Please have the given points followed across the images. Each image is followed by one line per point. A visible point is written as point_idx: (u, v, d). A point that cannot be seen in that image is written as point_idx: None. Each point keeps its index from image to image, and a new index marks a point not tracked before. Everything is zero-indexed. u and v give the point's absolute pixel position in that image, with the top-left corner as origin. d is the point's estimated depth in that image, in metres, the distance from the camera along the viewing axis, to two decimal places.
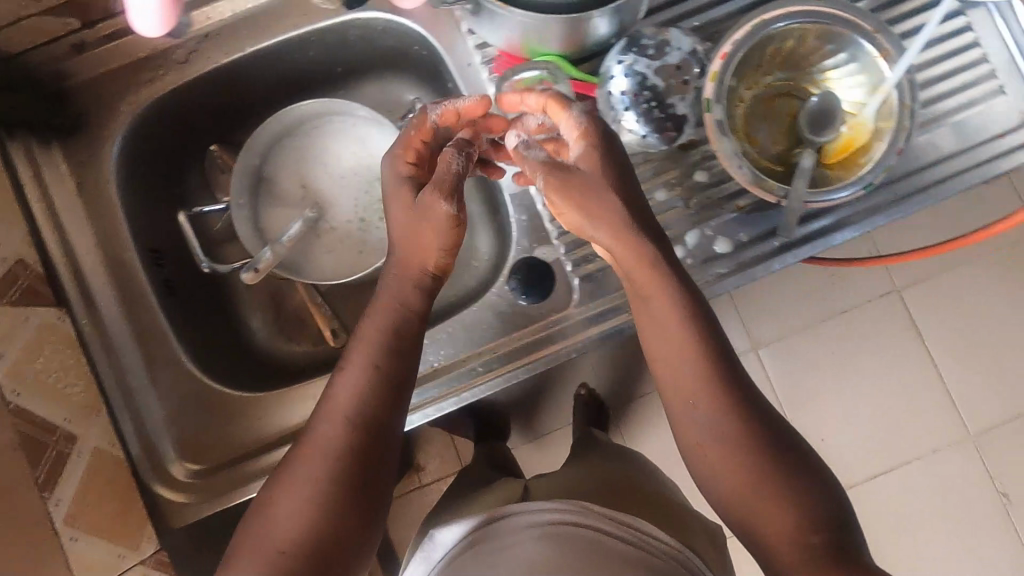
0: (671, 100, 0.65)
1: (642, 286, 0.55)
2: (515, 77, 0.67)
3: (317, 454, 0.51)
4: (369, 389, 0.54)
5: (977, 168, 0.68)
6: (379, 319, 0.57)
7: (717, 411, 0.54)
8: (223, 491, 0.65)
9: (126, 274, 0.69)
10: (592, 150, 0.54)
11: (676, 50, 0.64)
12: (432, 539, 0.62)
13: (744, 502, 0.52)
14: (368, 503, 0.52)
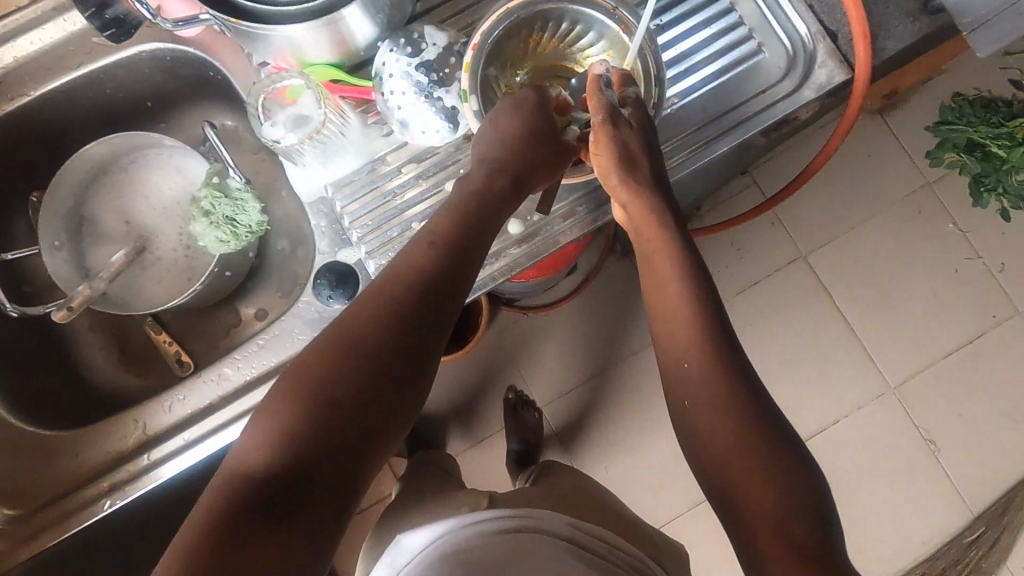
0: (438, 94, 0.66)
1: (647, 231, 0.62)
2: (269, 90, 0.69)
3: (384, 319, 0.52)
4: (391, 284, 0.54)
5: (758, 114, 0.71)
6: (455, 212, 0.58)
7: (694, 351, 0.56)
8: (39, 534, 0.65)
9: None
10: (642, 123, 0.61)
11: (432, 46, 0.67)
12: (401, 542, 0.67)
13: (718, 446, 0.53)
14: (404, 393, 0.51)
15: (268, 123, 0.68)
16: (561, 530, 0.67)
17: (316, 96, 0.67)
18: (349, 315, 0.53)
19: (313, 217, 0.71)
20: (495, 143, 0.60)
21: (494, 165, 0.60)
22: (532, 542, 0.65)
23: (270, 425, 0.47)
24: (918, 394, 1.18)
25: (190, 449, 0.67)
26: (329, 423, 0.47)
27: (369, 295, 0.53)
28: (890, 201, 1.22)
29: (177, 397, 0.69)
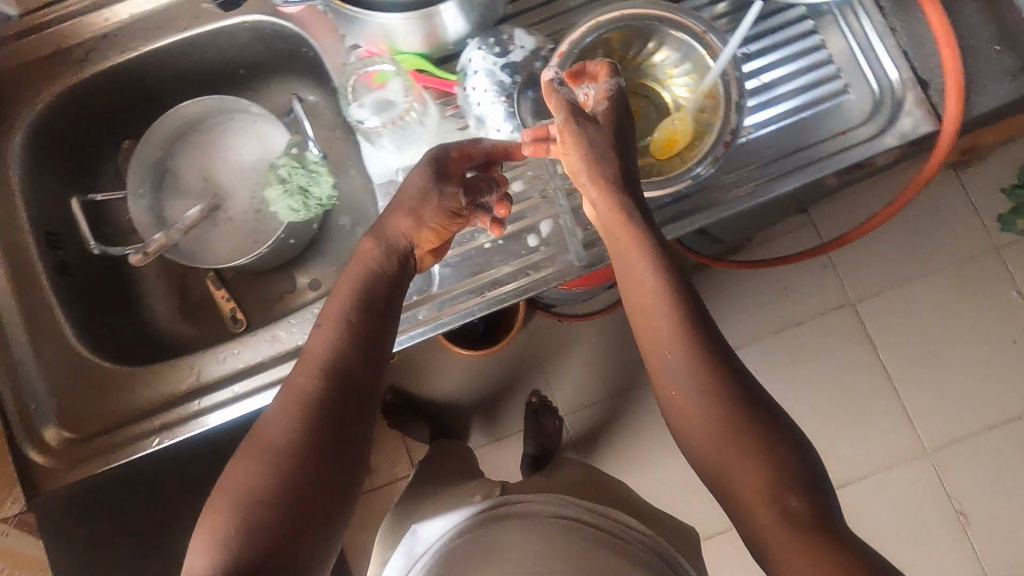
0: (519, 95, 0.69)
1: (620, 241, 0.58)
2: (358, 71, 0.70)
3: (299, 405, 0.51)
4: (303, 373, 0.53)
5: (840, 151, 0.70)
6: (349, 292, 0.57)
7: (672, 349, 0.55)
8: (87, 460, 0.69)
9: (22, 258, 0.74)
10: (608, 116, 0.59)
11: (519, 48, 0.69)
12: (416, 534, 0.77)
13: (709, 438, 0.51)
14: (344, 462, 0.50)
15: (354, 104, 0.70)
16: (572, 515, 0.74)
17: (404, 84, 0.69)
18: (275, 406, 0.52)
19: (382, 198, 0.74)
20: (433, 210, 0.61)
21: (388, 242, 0.60)
22: (539, 527, 0.73)
23: (208, 542, 0.45)
24: (959, 460, 1.13)
25: (237, 401, 0.70)
26: (268, 522, 0.46)
27: (289, 387, 0.52)
28: (959, 256, 1.17)
29: (231, 350, 0.72)
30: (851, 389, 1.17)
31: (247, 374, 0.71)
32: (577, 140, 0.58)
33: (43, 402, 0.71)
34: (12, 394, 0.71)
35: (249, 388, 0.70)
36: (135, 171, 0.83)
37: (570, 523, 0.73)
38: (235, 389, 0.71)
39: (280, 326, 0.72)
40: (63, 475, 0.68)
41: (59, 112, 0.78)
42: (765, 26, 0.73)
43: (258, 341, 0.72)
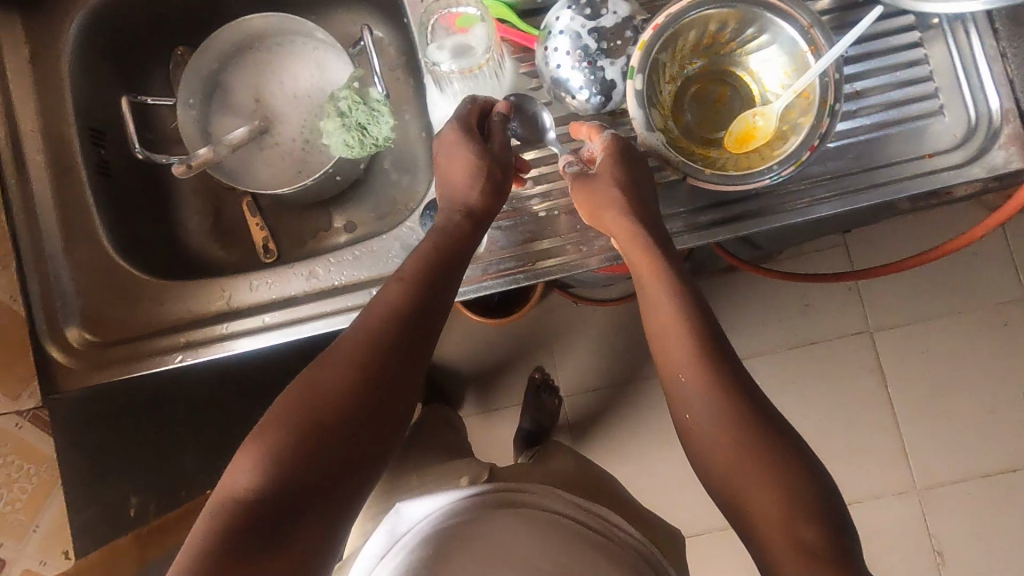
0: (601, 64, 0.65)
1: (638, 266, 0.61)
2: (442, 9, 0.67)
3: (359, 345, 0.51)
4: (376, 318, 0.53)
5: (925, 174, 0.67)
6: (427, 252, 0.58)
7: (693, 366, 0.55)
8: (111, 364, 0.68)
9: (64, 151, 0.72)
10: (608, 162, 0.63)
11: (612, 14, 0.64)
12: (401, 513, 0.68)
13: (726, 461, 0.51)
14: (394, 407, 0.51)
15: (429, 45, 0.67)
16: (566, 514, 0.68)
17: (486, 30, 0.65)
18: (332, 346, 0.52)
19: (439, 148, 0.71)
20: (489, 173, 0.63)
21: (476, 216, 0.62)
22: (537, 519, 0.66)
23: (257, 458, 0.46)
24: (968, 511, 1.10)
25: (265, 332, 0.69)
26: (318, 447, 0.47)
27: (352, 330, 0.53)
28: (1006, 305, 1.13)
29: (264, 280, 0.70)
30: (867, 421, 1.14)
31: (279, 306, 0.70)
32: (582, 195, 0.64)
33: (71, 300, 0.70)
34: (39, 287, 0.69)
35: (283, 318, 0.69)
36: (186, 82, 0.80)
37: (564, 527, 0.66)
38: (267, 319, 0.69)
39: (317, 265, 0.70)
40: (86, 375, 0.68)
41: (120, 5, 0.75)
42: (872, 30, 0.69)
43: (295, 276, 0.70)
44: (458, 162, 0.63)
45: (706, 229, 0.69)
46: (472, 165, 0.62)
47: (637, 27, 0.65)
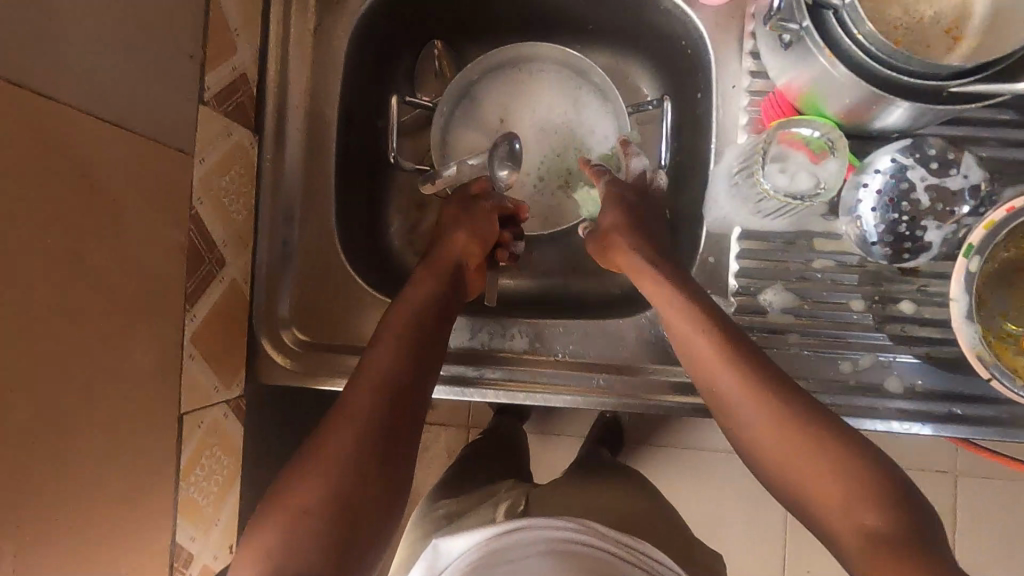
0: (925, 223, 0.60)
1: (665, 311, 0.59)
2: (789, 132, 0.61)
3: (353, 422, 0.52)
4: (372, 391, 0.54)
5: None
6: (406, 320, 0.60)
7: (754, 396, 0.53)
8: (317, 374, 0.65)
9: (319, 135, 0.67)
10: (624, 195, 0.68)
11: (961, 177, 0.59)
12: (439, 548, 0.52)
13: (782, 450, 0.51)
14: (393, 474, 0.52)
15: (766, 169, 0.61)
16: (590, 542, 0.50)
17: (838, 166, 0.61)
18: (335, 424, 0.52)
19: (704, 244, 0.66)
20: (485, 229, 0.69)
21: (437, 269, 0.66)
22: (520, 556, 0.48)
23: (256, 556, 0.44)
24: None
25: (481, 386, 0.65)
26: (315, 535, 0.45)
27: (346, 398, 0.54)
28: None
29: (485, 329, 0.67)
30: None
31: (496, 363, 0.66)
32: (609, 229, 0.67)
33: (290, 294, 0.66)
34: (264, 273, 0.66)
35: (496, 378, 0.66)
36: (451, 91, 0.75)
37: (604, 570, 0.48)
38: (481, 373, 0.66)
39: (543, 331, 0.67)
40: (292, 378, 0.65)
41: None
42: None
43: (517, 335, 0.67)
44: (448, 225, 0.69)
45: (971, 423, 0.62)
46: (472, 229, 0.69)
47: (981, 199, 0.59)
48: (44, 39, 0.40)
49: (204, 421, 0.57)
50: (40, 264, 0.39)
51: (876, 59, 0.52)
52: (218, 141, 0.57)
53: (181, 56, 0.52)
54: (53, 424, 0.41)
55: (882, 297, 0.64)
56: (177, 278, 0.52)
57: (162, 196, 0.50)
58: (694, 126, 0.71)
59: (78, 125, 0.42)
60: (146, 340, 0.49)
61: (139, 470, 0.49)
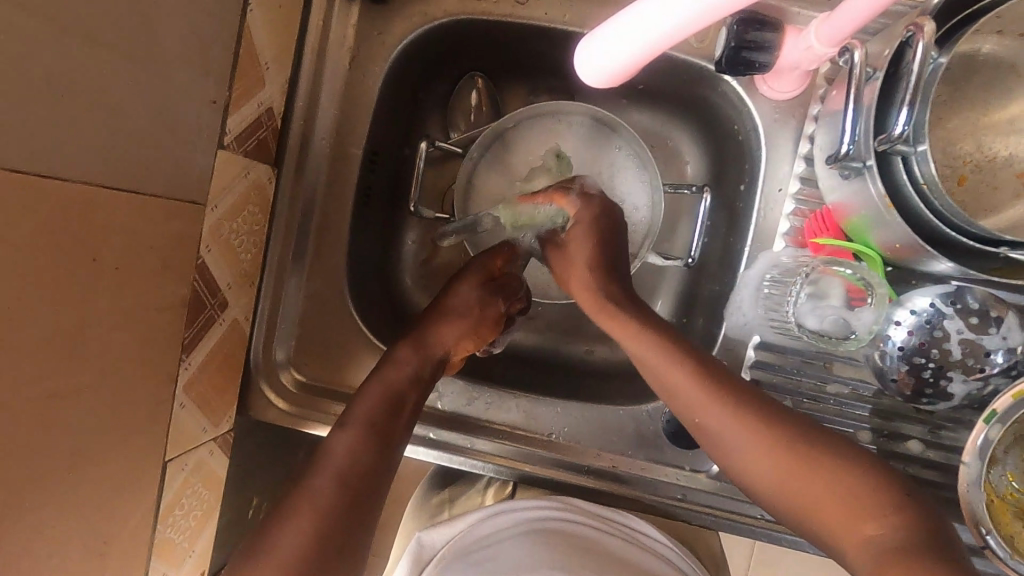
0: (951, 374, 0.58)
1: (659, 373, 0.56)
2: (833, 269, 0.60)
3: (311, 517, 0.47)
4: (336, 481, 0.50)
5: None
6: (375, 391, 0.57)
7: (744, 432, 0.51)
8: (307, 419, 0.64)
9: (340, 172, 0.65)
10: (584, 235, 0.63)
11: (999, 337, 0.57)
12: (423, 541, 0.63)
13: (777, 464, 0.49)
14: (350, 545, 0.48)
15: (800, 300, 0.61)
16: (564, 516, 0.63)
17: (875, 317, 0.59)
18: (290, 501, 0.48)
19: (719, 348, 0.64)
20: (487, 319, 0.65)
21: (427, 347, 0.61)
22: (496, 531, 0.62)
23: None
24: None
25: (470, 457, 0.65)
26: None
27: (305, 486, 0.49)
28: None
29: (484, 398, 0.66)
30: None
31: (486, 434, 0.65)
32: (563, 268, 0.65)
33: (289, 331, 0.65)
34: (267, 310, 0.64)
35: (481, 449, 0.65)
36: (483, 140, 0.70)
37: (578, 535, 0.62)
38: (468, 441, 0.65)
39: (537, 406, 0.66)
40: (283, 420, 0.64)
41: (449, 30, 0.65)
42: None
43: (511, 407, 0.66)
44: (454, 305, 0.64)
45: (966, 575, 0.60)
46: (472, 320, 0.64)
47: (1015, 364, 0.57)
48: (58, 96, 0.37)
49: (188, 463, 0.56)
50: (43, 336, 0.38)
51: (938, 215, 0.50)
52: (234, 183, 0.55)
53: (206, 98, 0.49)
54: (28, 498, 0.39)
55: (890, 433, 0.62)
56: (177, 328, 0.50)
57: (172, 247, 0.48)
58: (731, 217, 0.66)
59: (88, 198, 0.39)
60: (142, 392, 0.48)
61: (122, 519, 0.48)
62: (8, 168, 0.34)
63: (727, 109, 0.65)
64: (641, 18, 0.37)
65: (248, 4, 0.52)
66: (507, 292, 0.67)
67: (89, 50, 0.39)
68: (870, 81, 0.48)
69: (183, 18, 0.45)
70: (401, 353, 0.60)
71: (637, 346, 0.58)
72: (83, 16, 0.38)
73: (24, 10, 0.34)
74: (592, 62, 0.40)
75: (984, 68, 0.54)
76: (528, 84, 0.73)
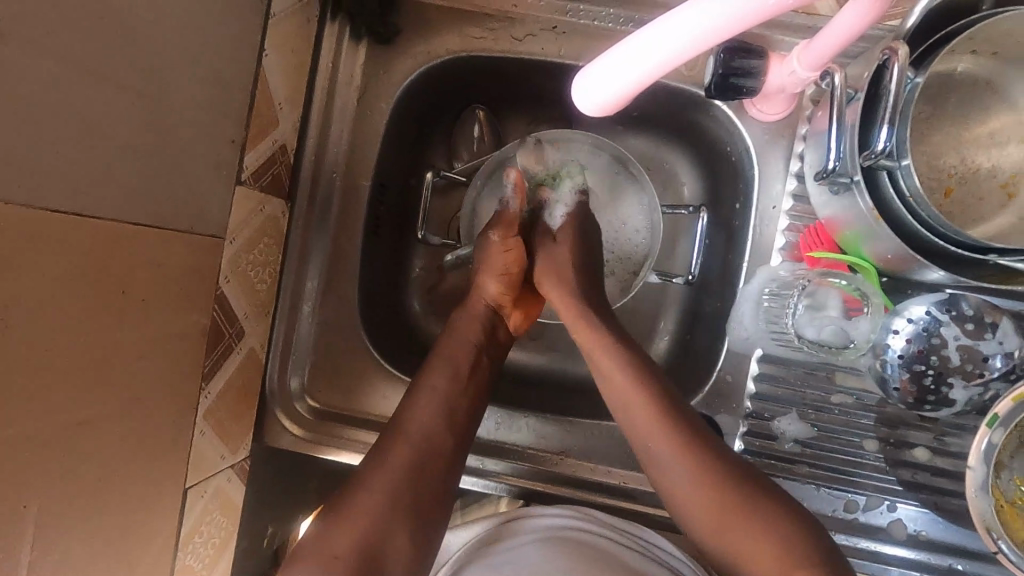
0: (951, 381, 0.59)
1: (618, 398, 0.59)
2: (829, 280, 0.62)
3: (396, 464, 0.55)
4: (415, 438, 0.57)
5: None
6: (444, 372, 0.62)
7: (686, 465, 0.54)
8: (322, 443, 0.66)
9: (350, 202, 0.67)
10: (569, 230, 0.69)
11: (995, 342, 0.58)
12: (440, 543, 0.64)
13: (701, 505, 0.53)
14: (424, 526, 0.55)
15: (798, 311, 0.63)
16: (579, 524, 0.62)
17: (871, 326, 0.62)
18: (374, 460, 0.56)
19: (723, 362, 0.65)
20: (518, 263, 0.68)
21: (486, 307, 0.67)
22: (513, 539, 0.62)
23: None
24: None
25: (482, 477, 0.65)
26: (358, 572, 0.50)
27: (389, 441, 0.57)
28: None
29: (493, 417, 0.68)
30: None
31: (497, 455, 0.66)
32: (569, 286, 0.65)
33: (303, 357, 0.67)
34: (282, 338, 0.66)
35: (493, 469, 0.66)
36: (485, 168, 0.73)
37: (599, 547, 0.60)
38: (481, 462, 0.66)
39: (544, 424, 0.68)
40: (298, 445, 0.66)
41: (452, 66, 0.69)
42: None
43: (520, 424, 0.68)
44: (491, 259, 0.67)
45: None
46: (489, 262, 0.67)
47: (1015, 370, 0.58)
48: (89, 140, 0.40)
49: (208, 490, 0.57)
50: (74, 363, 0.40)
51: (924, 225, 0.52)
52: (250, 218, 0.57)
53: (221, 138, 0.52)
54: (60, 523, 0.40)
55: (897, 441, 0.63)
56: (198, 356, 0.52)
57: (191, 278, 0.50)
58: (729, 236, 0.68)
59: (118, 236, 0.42)
60: (164, 419, 0.49)
61: (147, 546, 0.49)
62: (42, 209, 0.37)
63: (717, 132, 0.68)
64: (637, 49, 0.39)
65: (263, 50, 0.55)
66: (505, 223, 0.68)
67: (116, 98, 0.41)
68: (851, 101, 0.51)
69: (205, 64, 0.48)
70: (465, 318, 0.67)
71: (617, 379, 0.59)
72: (113, 68, 0.41)
73: (60, 67, 0.37)
74: (592, 94, 0.43)
75: (961, 87, 0.57)
76: (528, 114, 0.76)
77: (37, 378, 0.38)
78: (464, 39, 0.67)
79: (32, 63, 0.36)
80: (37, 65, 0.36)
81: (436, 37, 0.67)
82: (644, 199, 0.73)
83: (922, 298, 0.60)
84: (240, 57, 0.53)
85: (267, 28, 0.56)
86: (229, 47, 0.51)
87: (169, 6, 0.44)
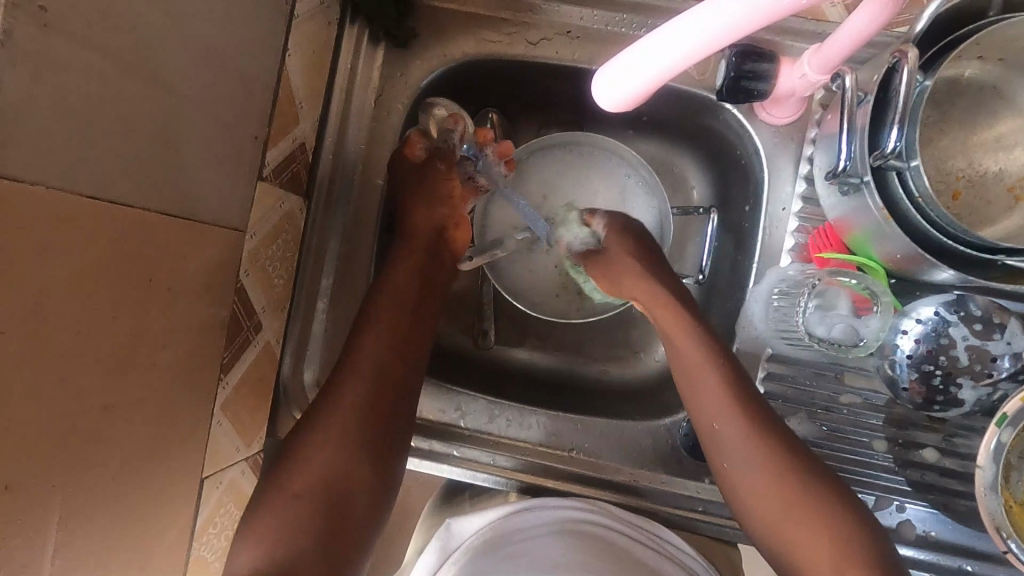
0: (959, 381, 0.60)
1: (689, 376, 0.60)
2: (837, 279, 0.62)
3: (345, 405, 0.58)
4: (366, 377, 0.60)
5: None
6: (391, 311, 0.64)
7: (751, 452, 0.56)
8: None
9: (366, 200, 0.68)
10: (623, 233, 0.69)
11: (1003, 342, 0.59)
12: (452, 528, 0.63)
13: (759, 491, 0.55)
14: (382, 458, 0.58)
15: (808, 310, 0.63)
16: (594, 519, 0.63)
17: (880, 325, 0.62)
18: (326, 402, 0.58)
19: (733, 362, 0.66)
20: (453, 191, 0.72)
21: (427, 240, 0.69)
22: (526, 532, 0.61)
23: (264, 537, 0.51)
24: None
25: (492, 472, 0.66)
26: (326, 507, 0.54)
27: (338, 382, 0.59)
28: None
29: (504, 414, 0.68)
30: None
31: (505, 452, 0.67)
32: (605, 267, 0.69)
33: (317, 353, 0.68)
34: (297, 333, 0.67)
35: (502, 465, 0.66)
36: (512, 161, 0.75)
37: (613, 543, 0.61)
38: (492, 458, 0.66)
39: (552, 420, 0.68)
40: None
41: (467, 69, 0.70)
42: None
43: (527, 419, 0.68)
44: (422, 190, 0.70)
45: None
46: (427, 194, 0.70)
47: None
48: (124, 132, 0.41)
49: (222, 482, 0.57)
50: (103, 347, 0.41)
51: (934, 225, 0.53)
52: (270, 214, 0.59)
53: (245, 134, 0.53)
54: (83, 509, 0.41)
55: (906, 441, 0.63)
56: (218, 348, 0.53)
57: (213, 270, 0.51)
58: (738, 238, 0.69)
59: (148, 223, 0.43)
60: (184, 408, 0.50)
61: (166, 534, 0.50)
62: (81, 195, 0.38)
63: (724, 137, 0.69)
64: (644, 52, 0.41)
65: (286, 49, 0.57)
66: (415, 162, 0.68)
67: (152, 92, 0.43)
68: (861, 103, 0.52)
69: (231, 62, 0.50)
70: (401, 254, 0.68)
71: (695, 359, 0.60)
72: (149, 65, 0.42)
73: (101, 61, 0.39)
74: (604, 93, 0.44)
75: (968, 92, 0.58)
76: (541, 117, 0.78)
77: (69, 363, 0.39)
78: (479, 43, 0.69)
79: (74, 57, 0.37)
80: (81, 59, 0.37)
81: (451, 41, 0.69)
82: (654, 202, 0.74)
83: (930, 300, 0.61)
84: (265, 57, 0.54)
85: (291, 28, 0.57)
86: (255, 46, 0.52)
87: (202, 5, 0.46)
